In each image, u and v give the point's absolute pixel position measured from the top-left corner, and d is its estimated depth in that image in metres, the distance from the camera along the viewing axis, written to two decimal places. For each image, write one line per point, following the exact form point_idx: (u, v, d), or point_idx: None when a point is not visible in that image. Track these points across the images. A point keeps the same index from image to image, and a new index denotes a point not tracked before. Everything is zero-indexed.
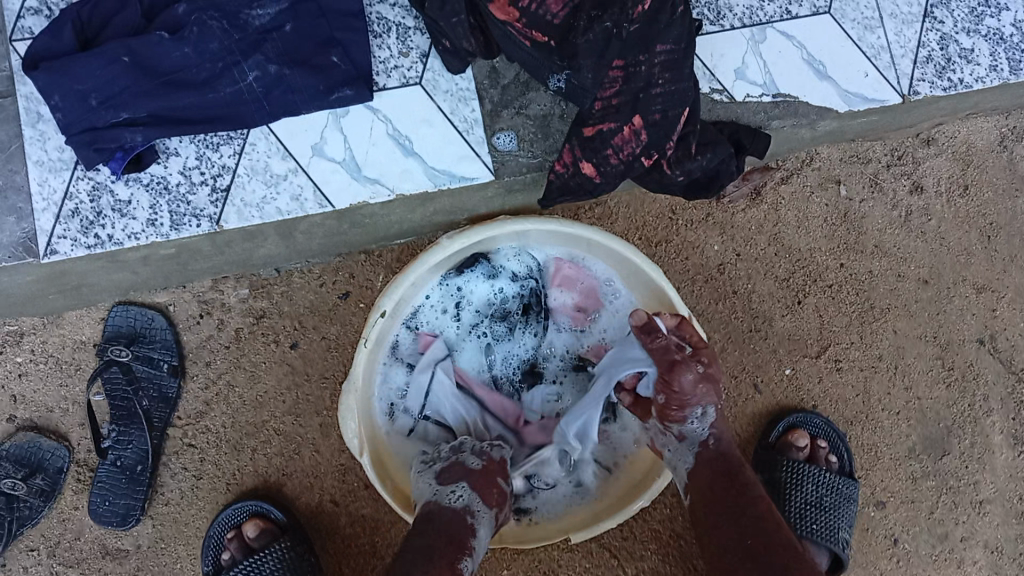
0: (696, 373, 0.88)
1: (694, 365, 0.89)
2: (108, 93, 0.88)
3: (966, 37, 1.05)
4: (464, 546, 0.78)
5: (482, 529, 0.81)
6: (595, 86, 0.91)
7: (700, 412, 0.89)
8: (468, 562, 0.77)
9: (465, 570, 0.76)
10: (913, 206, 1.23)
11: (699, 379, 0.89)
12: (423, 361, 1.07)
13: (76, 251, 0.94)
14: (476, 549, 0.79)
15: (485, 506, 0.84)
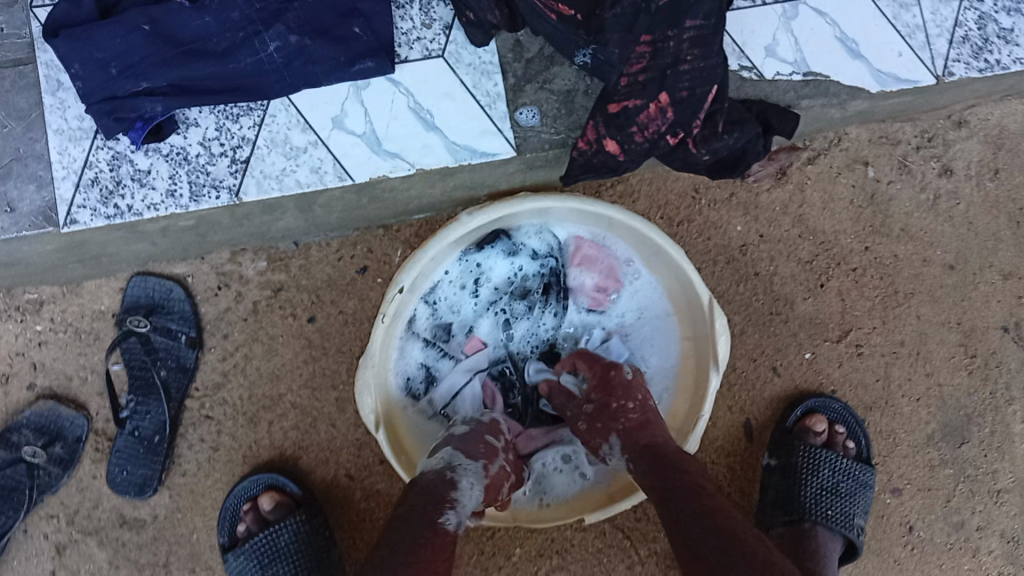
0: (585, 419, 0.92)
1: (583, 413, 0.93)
2: (127, 61, 0.87)
3: (1006, 16, 1.01)
4: (450, 498, 0.76)
5: (464, 480, 0.80)
6: (621, 62, 0.90)
7: (605, 448, 0.88)
8: (451, 515, 0.75)
9: (448, 523, 0.74)
10: (942, 189, 1.21)
11: (590, 421, 0.91)
12: (465, 363, 1.08)
13: (95, 222, 0.93)
14: (462, 501, 0.78)
15: (469, 463, 0.83)
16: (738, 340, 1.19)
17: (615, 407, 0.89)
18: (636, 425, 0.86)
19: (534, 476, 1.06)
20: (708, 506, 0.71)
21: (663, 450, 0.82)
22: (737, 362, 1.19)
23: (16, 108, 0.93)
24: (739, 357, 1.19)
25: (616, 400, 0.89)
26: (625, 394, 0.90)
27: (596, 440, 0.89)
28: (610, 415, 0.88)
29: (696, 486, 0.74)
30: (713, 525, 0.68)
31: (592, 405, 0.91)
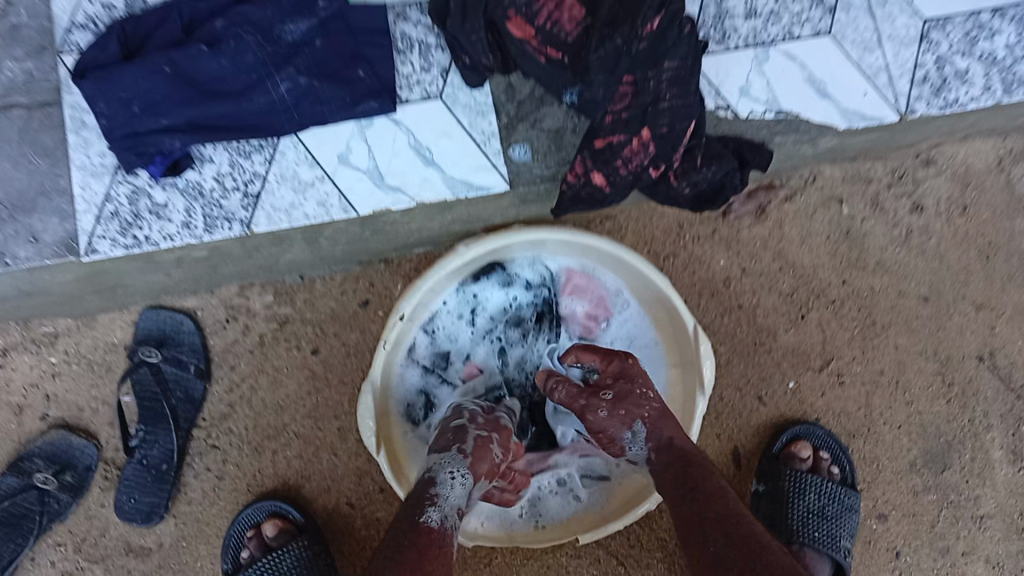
0: (605, 407, 0.90)
1: (600, 401, 0.91)
2: (150, 100, 0.94)
3: (961, 58, 1.09)
4: (430, 499, 0.83)
5: (442, 474, 0.87)
6: (606, 100, 0.96)
7: (629, 435, 0.89)
8: (434, 511, 0.82)
9: (431, 519, 0.81)
10: (913, 225, 1.27)
11: (612, 409, 0.90)
12: (462, 389, 1.13)
13: (115, 251, 0.99)
14: (445, 501, 0.84)
15: (458, 461, 0.89)
16: (724, 368, 1.24)
17: (637, 395, 0.90)
18: (656, 418, 0.89)
19: (529, 499, 1.10)
20: (728, 509, 0.77)
21: (683, 450, 0.86)
22: (723, 392, 1.24)
23: (42, 146, 1.00)
24: (725, 386, 1.24)
25: (639, 388, 0.91)
26: (644, 383, 0.92)
27: (615, 427, 0.90)
28: (632, 401, 0.89)
29: (714, 489, 0.80)
30: (737, 530, 0.74)
31: (612, 390, 0.91)
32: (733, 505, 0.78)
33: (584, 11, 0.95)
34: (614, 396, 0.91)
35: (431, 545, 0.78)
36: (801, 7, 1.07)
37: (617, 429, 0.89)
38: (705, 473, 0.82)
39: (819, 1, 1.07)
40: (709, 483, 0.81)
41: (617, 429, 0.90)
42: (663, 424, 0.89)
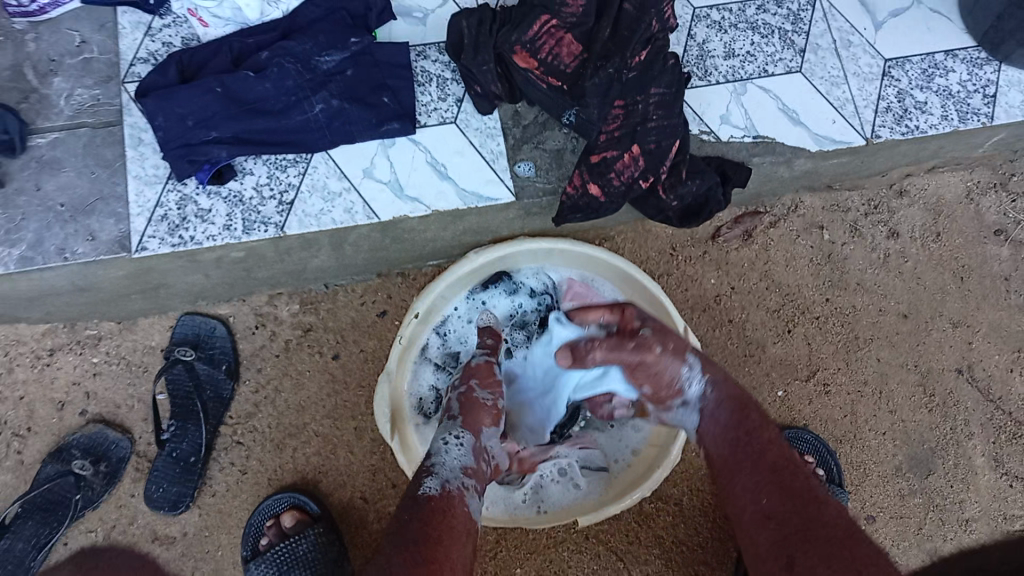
0: (659, 344, 0.97)
1: (652, 341, 0.97)
2: (202, 116, 1.09)
3: (920, 92, 1.22)
4: (429, 471, 0.90)
5: (436, 445, 0.95)
6: (601, 120, 1.10)
7: (687, 372, 0.97)
8: (431, 482, 0.88)
9: (429, 487, 0.88)
10: (891, 249, 1.37)
11: (665, 344, 0.97)
12: None
13: (163, 249, 1.11)
14: (443, 468, 0.91)
15: (450, 430, 0.97)
16: None
17: (674, 336, 0.99)
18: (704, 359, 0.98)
19: (531, 486, 1.19)
20: (785, 461, 0.86)
21: (735, 399, 0.94)
22: None
23: (103, 159, 1.13)
24: None
25: (678, 333, 1.00)
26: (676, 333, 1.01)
27: (672, 361, 0.96)
28: (675, 337, 0.98)
29: (770, 440, 0.89)
30: (794, 481, 0.83)
31: (650, 328, 0.99)
32: (788, 457, 0.87)
33: (581, 48, 1.12)
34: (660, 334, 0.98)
35: (432, 511, 0.84)
36: (774, 49, 1.22)
37: (673, 364, 0.96)
38: (761, 424, 0.91)
39: (789, 44, 1.22)
40: (764, 435, 0.90)
41: (670, 365, 0.96)
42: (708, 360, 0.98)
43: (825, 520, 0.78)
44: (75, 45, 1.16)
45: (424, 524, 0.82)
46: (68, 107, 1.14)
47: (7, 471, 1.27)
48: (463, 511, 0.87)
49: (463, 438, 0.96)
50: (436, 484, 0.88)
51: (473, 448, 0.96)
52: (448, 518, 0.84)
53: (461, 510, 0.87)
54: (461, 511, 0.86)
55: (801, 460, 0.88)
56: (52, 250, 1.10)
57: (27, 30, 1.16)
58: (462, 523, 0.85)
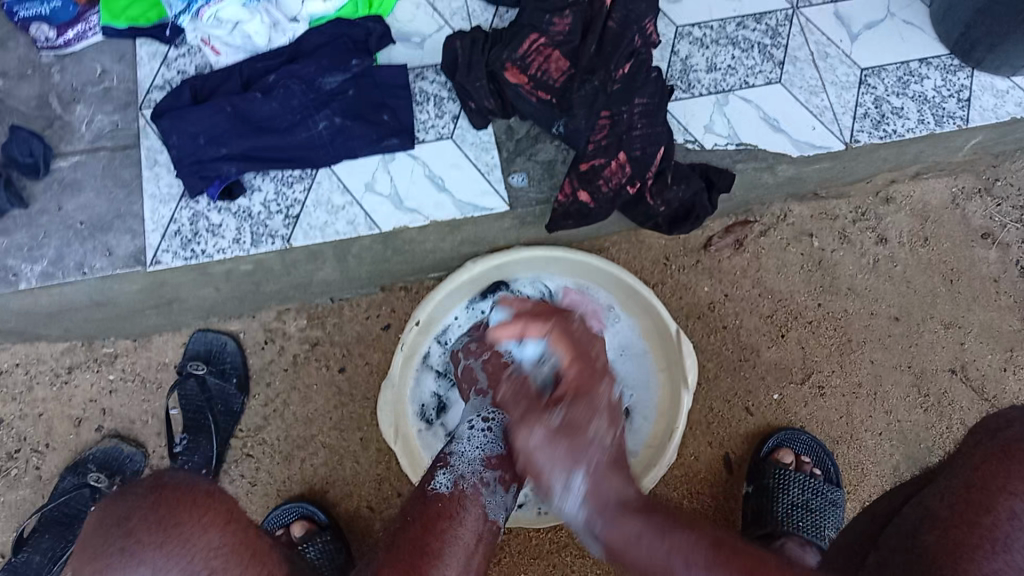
0: (545, 428, 0.85)
1: (547, 418, 0.86)
2: (213, 134, 1.16)
3: (897, 98, 1.28)
4: (444, 463, 0.89)
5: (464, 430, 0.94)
6: (589, 129, 1.16)
7: (567, 485, 0.82)
8: (443, 475, 0.88)
9: (437, 484, 0.87)
10: (880, 255, 1.40)
11: (553, 434, 0.84)
12: None
13: (176, 262, 1.17)
14: (459, 459, 0.90)
15: (481, 410, 0.96)
16: (713, 382, 1.36)
17: (587, 431, 0.85)
18: (597, 473, 0.82)
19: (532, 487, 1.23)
20: (747, 568, 0.72)
21: (652, 522, 0.78)
22: (713, 404, 1.36)
23: (120, 180, 1.20)
24: (715, 399, 1.36)
25: (589, 422, 0.85)
26: (599, 415, 0.87)
27: (552, 468, 0.83)
28: (580, 434, 0.84)
29: (717, 554, 0.73)
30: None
31: (562, 414, 0.86)
32: (747, 561, 0.73)
33: (569, 64, 1.18)
34: (562, 422, 0.85)
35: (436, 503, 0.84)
36: (754, 62, 1.28)
37: (556, 471, 0.82)
38: (696, 537, 0.76)
39: (769, 58, 1.28)
40: (692, 548, 0.74)
41: (552, 477, 0.83)
42: (601, 480, 0.82)
43: None
44: (96, 76, 1.24)
45: (422, 531, 0.78)
46: (88, 133, 1.22)
47: (25, 485, 1.32)
48: (472, 511, 0.83)
49: (491, 421, 0.94)
50: (449, 480, 0.87)
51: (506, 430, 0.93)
52: (451, 526, 0.80)
53: (473, 510, 0.84)
54: (473, 513, 0.83)
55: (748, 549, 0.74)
56: (71, 265, 1.16)
57: (53, 63, 1.24)
58: (468, 534, 0.81)
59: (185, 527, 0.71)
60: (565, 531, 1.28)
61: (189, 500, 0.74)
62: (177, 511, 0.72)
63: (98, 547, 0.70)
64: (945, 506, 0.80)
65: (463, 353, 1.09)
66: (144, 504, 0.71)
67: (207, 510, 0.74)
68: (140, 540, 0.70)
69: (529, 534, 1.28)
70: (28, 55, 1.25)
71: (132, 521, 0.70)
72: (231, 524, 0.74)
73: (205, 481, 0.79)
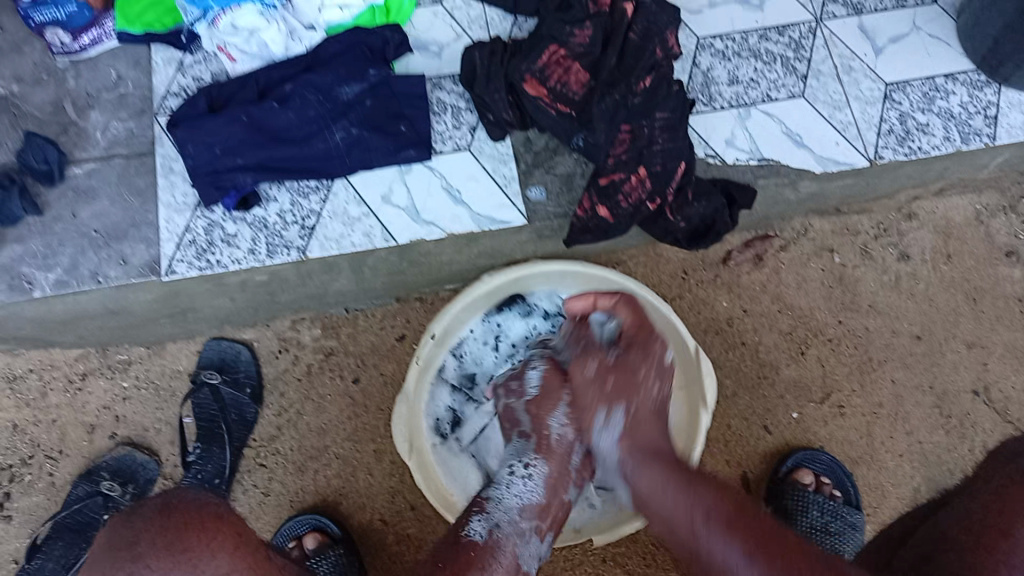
0: (595, 364, 1.00)
1: (599, 359, 1.01)
2: (229, 144, 1.15)
3: (922, 114, 1.26)
4: (481, 508, 0.91)
5: (503, 476, 0.95)
6: (608, 143, 1.14)
7: (607, 420, 0.96)
8: (478, 524, 0.89)
9: (472, 532, 0.88)
10: (903, 271, 1.38)
11: (603, 369, 0.99)
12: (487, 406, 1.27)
13: (191, 272, 1.16)
14: (497, 506, 0.92)
15: (523, 454, 0.98)
16: (731, 400, 1.34)
17: (637, 374, 0.98)
18: (638, 416, 0.95)
19: None
20: (760, 539, 0.77)
21: (679, 477, 0.87)
22: (731, 421, 1.34)
23: (136, 187, 1.19)
24: (732, 416, 1.34)
25: (640, 370, 0.97)
26: (652, 366, 0.98)
27: (598, 401, 0.96)
28: (627, 384, 0.97)
29: (736, 518, 0.79)
30: (768, 564, 0.74)
31: (618, 354, 1.00)
32: (761, 528, 0.79)
33: (589, 76, 1.15)
34: (614, 363, 0.99)
35: (472, 554, 0.85)
36: (777, 75, 1.26)
37: (596, 407, 0.96)
38: (719, 497, 0.82)
39: (792, 71, 1.26)
40: (713, 497, 0.82)
41: (599, 407, 0.96)
42: (642, 426, 0.95)
43: None
44: (112, 83, 1.23)
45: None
46: (104, 139, 1.21)
47: (38, 492, 1.32)
48: (504, 563, 0.86)
49: (533, 468, 0.95)
50: (484, 527, 0.89)
51: (545, 481, 0.95)
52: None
53: (505, 561, 0.87)
54: (505, 563, 0.87)
55: (769, 525, 0.79)
56: (86, 274, 1.16)
57: (68, 68, 1.24)
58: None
59: (194, 553, 0.70)
60: (580, 548, 1.27)
61: (198, 523, 0.73)
62: (186, 536, 0.71)
63: (105, 570, 0.68)
64: (965, 531, 0.76)
65: (504, 391, 1.07)
66: (153, 527, 0.70)
67: (216, 533, 0.73)
68: (149, 564, 0.68)
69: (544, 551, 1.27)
70: (44, 60, 1.24)
71: (141, 545, 0.69)
72: (239, 548, 0.73)
73: (213, 498, 0.78)
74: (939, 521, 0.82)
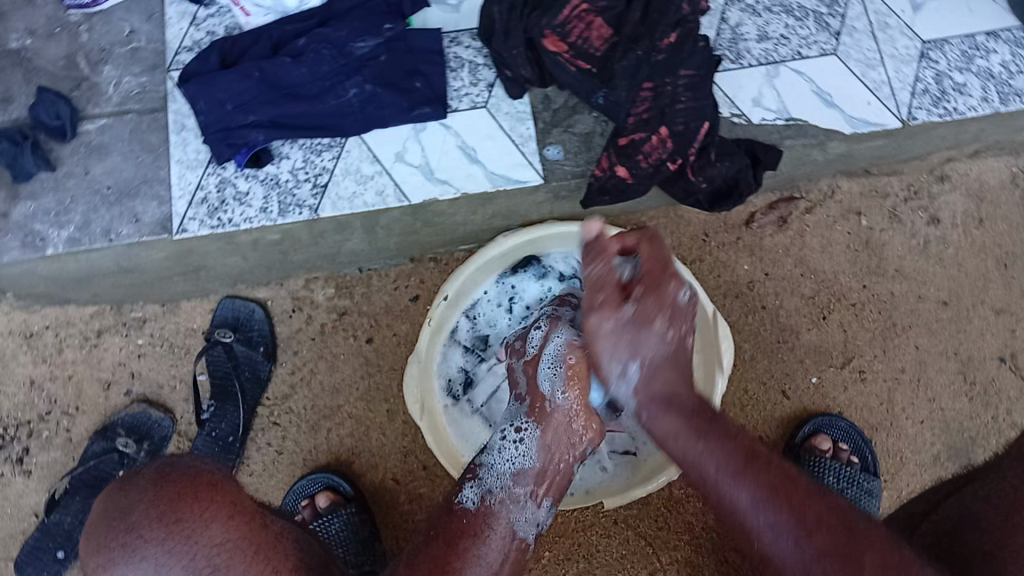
0: (612, 315, 0.80)
1: (613, 304, 0.80)
2: (241, 99, 1.13)
3: (960, 73, 1.21)
4: (473, 474, 0.91)
5: (495, 441, 0.94)
6: (630, 102, 1.10)
7: (620, 368, 0.80)
8: (470, 493, 0.89)
9: (465, 500, 0.89)
10: (932, 236, 1.34)
11: (617, 320, 0.79)
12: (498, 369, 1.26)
13: (202, 230, 1.15)
14: (488, 472, 0.91)
15: (517, 418, 0.96)
16: (748, 364, 1.31)
17: (652, 324, 0.79)
18: (653, 367, 0.79)
19: None
20: (786, 487, 0.70)
21: (691, 421, 0.75)
22: (749, 386, 1.31)
23: (148, 144, 1.17)
24: (750, 381, 1.31)
25: (652, 315, 0.79)
26: (665, 310, 0.80)
27: (612, 353, 0.79)
28: (641, 333, 0.79)
29: (756, 465, 0.71)
30: (789, 512, 0.68)
31: (632, 302, 0.79)
32: (786, 480, 0.71)
33: (612, 31, 1.11)
34: (627, 308, 0.79)
35: (457, 520, 0.86)
36: (808, 31, 1.21)
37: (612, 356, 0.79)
38: (738, 447, 0.73)
39: (824, 27, 1.21)
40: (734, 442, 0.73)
41: (610, 359, 0.80)
42: (657, 372, 0.79)
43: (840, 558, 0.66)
44: (124, 36, 1.21)
45: (443, 548, 0.81)
46: (116, 94, 1.19)
47: (57, 447, 1.32)
48: (497, 529, 0.86)
49: (524, 431, 0.94)
50: (475, 494, 0.89)
51: (538, 444, 0.92)
52: (474, 545, 0.83)
53: (497, 528, 0.86)
54: (497, 531, 0.86)
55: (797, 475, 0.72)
56: (97, 231, 1.15)
57: (82, 21, 1.22)
58: (491, 553, 0.83)
59: (184, 524, 0.71)
60: (592, 510, 1.27)
61: (192, 493, 0.73)
62: (179, 508, 0.71)
63: (100, 538, 0.71)
64: (990, 505, 0.77)
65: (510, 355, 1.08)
66: (145, 499, 0.71)
67: (209, 503, 0.73)
68: (142, 534, 0.70)
69: (556, 512, 1.26)
70: (57, 12, 1.22)
71: (133, 516, 0.70)
72: (234, 519, 0.74)
73: (210, 466, 0.78)
74: (961, 495, 0.82)
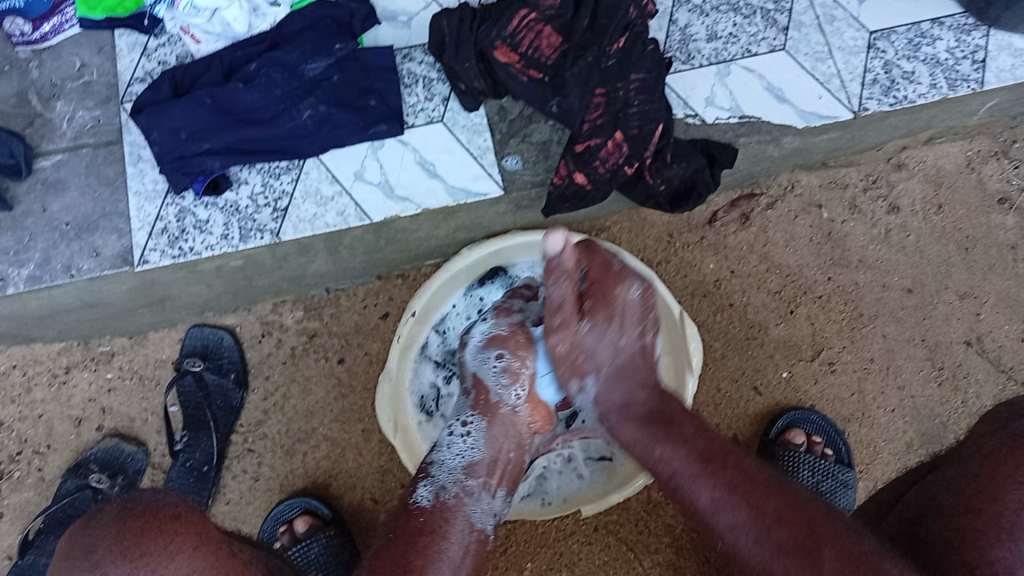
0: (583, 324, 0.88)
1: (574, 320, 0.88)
2: (195, 129, 1.13)
3: (907, 61, 1.22)
4: (426, 473, 0.93)
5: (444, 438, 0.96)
6: (583, 109, 1.10)
7: (583, 386, 0.92)
8: (424, 492, 0.90)
9: (420, 498, 0.89)
10: (892, 224, 1.35)
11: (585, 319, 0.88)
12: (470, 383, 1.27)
13: (164, 261, 1.14)
14: (440, 468, 0.93)
15: (462, 413, 0.98)
16: (719, 362, 1.32)
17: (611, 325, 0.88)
18: (618, 369, 0.89)
19: (536, 476, 1.23)
20: (738, 476, 0.77)
21: (648, 430, 0.84)
22: (721, 383, 1.33)
23: (105, 176, 1.17)
24: (722, 378, 1.33)
25: (608, 323, 0.87)
26: (616, 314, 0.88)
27: (570, 372, 0.92)
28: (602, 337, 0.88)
29: (708, 464, 0.78)
30: (739, 508, 0.74)
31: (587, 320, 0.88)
32: (741, 469, 0.77)
33: (562, 39, 1.12)
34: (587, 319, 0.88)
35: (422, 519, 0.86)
36: (757, 28, 1.22)
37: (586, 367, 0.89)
38: (690, 446, 0.80)
39: (772, 23, 1.23)
40: (685, 440, 0.81)
41: (571, 377, 0.92)
42: (615, 385, 0.89)
43: (782, 547, 0.71)
44: (76, 70, 1.20)
45: (406, 547, 0.81)
46: (70, 129, 1.18)
47: (28, 487, 1.31)
48: (456, 525, 0.86)
49: (471, 425, 0.96)
50: (430, 492, 0.90)
51: (485, 436, 0.95)
52: (434, 541, 0.82)
53: (455, 521, 0.87)
54: (457, 526, 0.86)
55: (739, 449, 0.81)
56: (59, 267, 1.14)
57: (31, 59, 1.21)
58: (454, 550, 0.83)
59: (150, 558, 0.70)
60: (572, 518, 1.27)
61: (156, 525, 0.72)
62: (143, 540, 0.71)
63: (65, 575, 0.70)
64: (952, 494, 0.75)
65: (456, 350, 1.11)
66: (108, 535, 0.70)
67: (175, 534, 0.73)
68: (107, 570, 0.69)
69: (537, 522, 1.26)
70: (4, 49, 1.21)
71: (97, 553, 0.70)
72: (200, 547, 0.74)
73: (174, 495, 0.77)
74: (926, 483, 0.80)
